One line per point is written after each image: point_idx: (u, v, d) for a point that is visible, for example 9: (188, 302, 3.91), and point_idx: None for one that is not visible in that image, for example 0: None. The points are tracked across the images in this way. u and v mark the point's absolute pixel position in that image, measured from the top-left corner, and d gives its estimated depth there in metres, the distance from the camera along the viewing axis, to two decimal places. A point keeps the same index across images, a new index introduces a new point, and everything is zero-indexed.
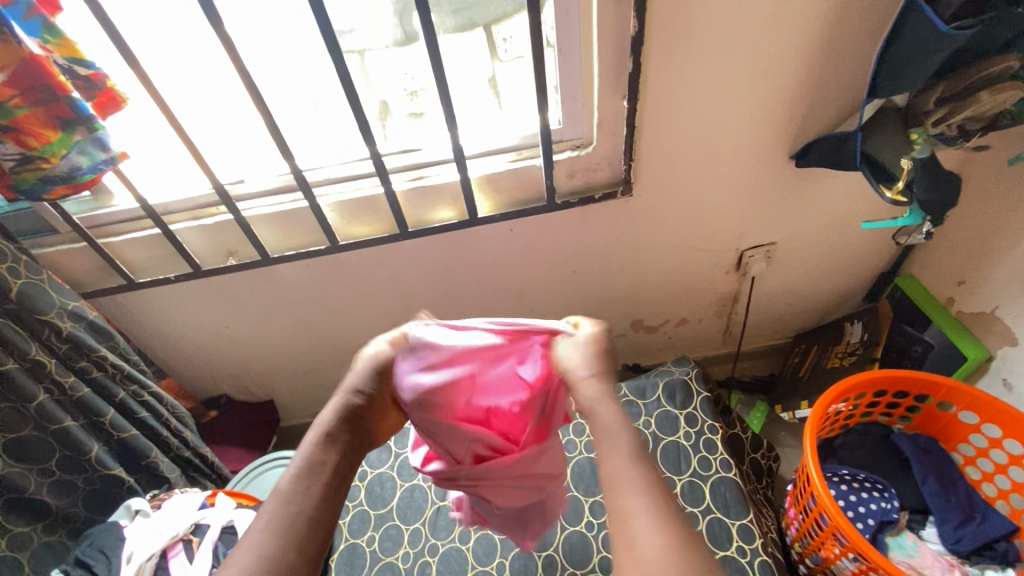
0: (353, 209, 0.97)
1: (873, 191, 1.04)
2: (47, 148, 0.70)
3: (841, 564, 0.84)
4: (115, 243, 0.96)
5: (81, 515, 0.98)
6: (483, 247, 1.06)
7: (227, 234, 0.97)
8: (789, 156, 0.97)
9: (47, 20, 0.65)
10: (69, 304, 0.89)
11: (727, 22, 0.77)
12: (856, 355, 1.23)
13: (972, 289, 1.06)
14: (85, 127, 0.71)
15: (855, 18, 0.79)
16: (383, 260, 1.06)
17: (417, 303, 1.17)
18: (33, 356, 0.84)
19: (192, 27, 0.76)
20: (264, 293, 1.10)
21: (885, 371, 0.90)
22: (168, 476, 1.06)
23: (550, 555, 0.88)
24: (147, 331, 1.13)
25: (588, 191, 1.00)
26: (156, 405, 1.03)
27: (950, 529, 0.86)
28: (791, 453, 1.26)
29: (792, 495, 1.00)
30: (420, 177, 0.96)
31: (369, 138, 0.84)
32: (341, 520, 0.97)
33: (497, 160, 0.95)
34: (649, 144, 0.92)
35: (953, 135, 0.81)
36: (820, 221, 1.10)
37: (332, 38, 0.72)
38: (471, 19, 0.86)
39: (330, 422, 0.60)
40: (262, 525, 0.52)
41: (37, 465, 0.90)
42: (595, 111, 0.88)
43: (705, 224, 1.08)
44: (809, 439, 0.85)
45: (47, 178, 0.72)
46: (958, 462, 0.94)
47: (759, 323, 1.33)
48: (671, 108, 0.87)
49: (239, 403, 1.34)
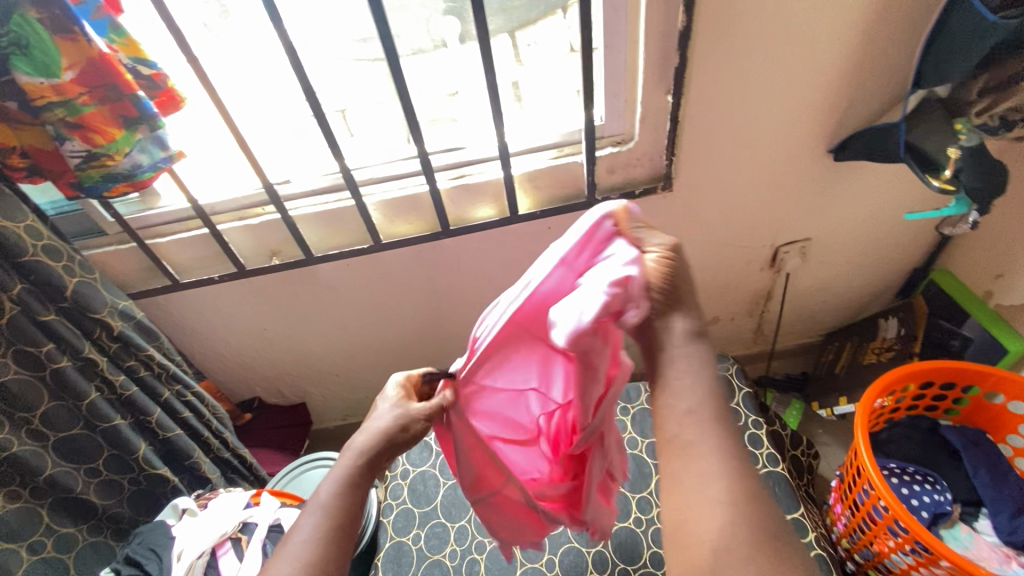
0: (397, 208, 0.99)
1: (910, 185, 1.05)
2: (112, 145, 0.71)
3: (896, 558, 0.83)
4: (162, 244, 0.97)
5: (126, 516, 0.99)
6: (521, 244, 1.07)
7: (271, 234, 0.98)
8: (827, 151, 0.98)
9: (114, 20, 0.67)
10: (119, 303, 0.90)
11: (773, 18, 0.79)
12: (894, 351, 1.21)
13: (1011, 282, 1.07)
14: (147, 125, 0.73)
15: (901, 12, 0.80)
16: (423, 260, 1.07)
17: (453, 303, 1.17)
18: (85, 354, 0.84)
19: (256, 37, 0.81)
20: (303, 294, 1.10)
21: (928, 363, 0.89)
22: (210, 477, 1.06)
23: (600, 551, 0.88)
24: (186, 333, 1.14)
25: (627, 187, 1.01)
26: (198, 405, 1.03)
27: (1005, 521, 0.85)
28: (828, 451, 1.25)
29: (837, 491, 0.99)
30: (462, 175, 0.98)
31: (416, 136, 0.86)
32: (385, 518, 0.98)
33: (538, 157, 0.97)
34: (689, 140, 0.93)
35: (994, 125, 0.81)
36: (856, 216, 1.10)
37: (388, 42, 0.75)
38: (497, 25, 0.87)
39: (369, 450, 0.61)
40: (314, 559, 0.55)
41: (85, 465, 0.90)
42: (638, 107, 0.89)
43: (741, 220, 1.08)
44: (861, 432, 0.85)
45: (110, 176, 0.74)
46: (1008, 454, 0.93)
47: (791, 321, 1.33)
48: (715, 105, 0.89)
49: (271, 407, 1.34)
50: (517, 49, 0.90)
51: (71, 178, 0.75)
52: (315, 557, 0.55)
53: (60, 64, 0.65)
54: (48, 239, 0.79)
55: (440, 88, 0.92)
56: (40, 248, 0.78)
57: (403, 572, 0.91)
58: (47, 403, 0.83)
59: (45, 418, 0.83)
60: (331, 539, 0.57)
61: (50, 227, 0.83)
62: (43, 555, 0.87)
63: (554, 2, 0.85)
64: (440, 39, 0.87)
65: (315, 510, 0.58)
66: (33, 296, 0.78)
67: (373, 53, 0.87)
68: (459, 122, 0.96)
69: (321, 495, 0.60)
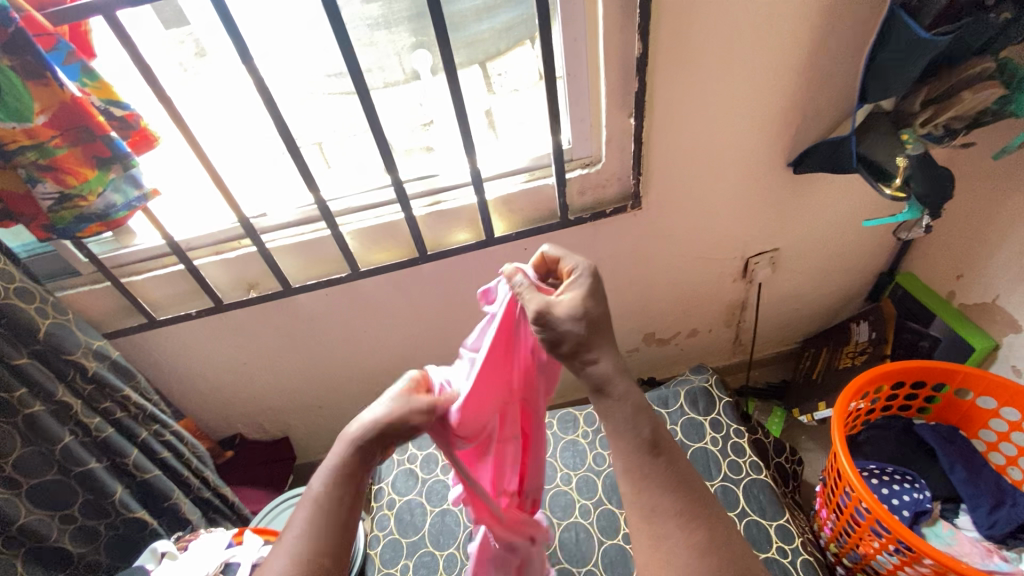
0: (373, 236, 1.00)
1: (867, 193, 1.10)
2: (84, 186, 0.72)
3: (882, 559, 0.84)
4: (138, 281, 0.97)
5: (103, 563, 0.96)
6: (499, 267, 1.08)
7: (249, 267, 0.99)
8: (787, 164, 1.02)
9: (86, 65, 0.69)
10: (94, 343, 0.89)
11: (723, 44, 0.83)
12: (867, 353, 1.24)
13: (971, 282, 1.11)
14: (120, 164, 0.73)
15: (843, 33, 0.85)
16: (402, 286, 1.08)
17: (434, 328, 1.17)
18: (59, 398, 0.83)
19: (232, 78, 0.84)
20: (283, 326, 1.09)
21: (896, 363, 0.92)
22: (190, 517, 1.04)
23: (590, 571, 0.88)
24: (163, 371, 1.12)
25: (599, 207, 1.04)
26: (177, 444, 1.01)
27: (983, 515, 0.87)
28: (812, 456, 1.27)
29: (822, 496, 1.00)
30: (437, 202, 1.00)
31: (391, 166, 0.88)
32: (371, 550, 0.96)
33: (508, 182, 0.99)
34: (655, 160, 0.97)
35: (939, 135, 0.86)
36: (819, 226, 1.14)
37: (360, 79, 0.78)
38: (467, 58, 0.90)
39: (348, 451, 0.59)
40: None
41: (59, 512, 0.87)
42: (603, 129, 0.93)
43: (711, 235, 1.12)
44: (838, 434, 0.86)
45: (83, 217, 0.75)
46: (982, 449, 0.96)
47: (767, 329, 1.36)
48: (676, 126, 0.93)
49: (253, 442, 1.32)
50: (485, 81, 0.94)
51: (44, 220, 0.75)
52: None
53: (32, 108, 0.66)
54: (20, 281, 0.79)
55: (411, 119, 0.95)
56: (12, 291, 0.77)
57: None
58: (20, 448, 0.81)
59: (18, 464, 0.81)
60: (330, 529, 0.57)
61: (23, 268, 0.82)
62: None
63: (521, 34, 0.89)
64: (411, 72, 0.90)
65: (293, 529, 0.57)
66: (5, 340, 0.77)
67: (345, 87, 0.89)
68: (433, 151, 0.99)
69: (301, 508, 0.58)
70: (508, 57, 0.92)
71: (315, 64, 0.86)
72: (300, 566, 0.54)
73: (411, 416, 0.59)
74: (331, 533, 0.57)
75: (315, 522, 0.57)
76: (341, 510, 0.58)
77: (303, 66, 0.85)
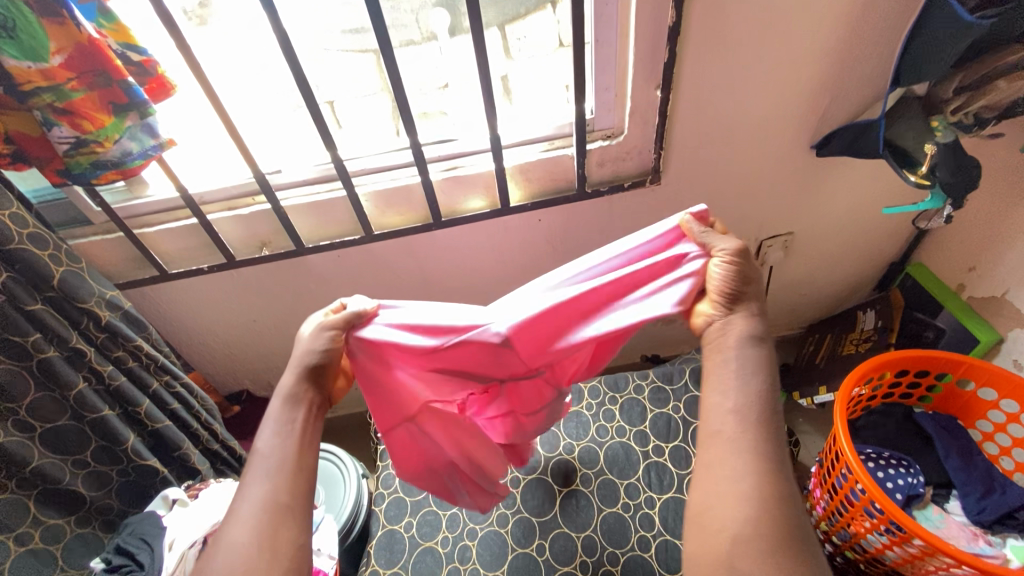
0: (387, 199, 0.99)
1: (888, 179, 1.08)
2: (101, 132, 0.71)
3: (872, 539, 0.87)
4: (149, 233, 0.96)
5: (114, 507, 0.97)
6: (512, 237, 1.08)
7: (262, 224, 0.98)
8: (811, 146, 1.00)
9: (103, 5, 0.67)
10: (106, 293, 0.89)
11: (758, 16, 0.81)
12: (872, 341, 1.24)
13: (984, 275, 1.11)
14: (136, 112, 0.72)
15: (883, 9, 0.82)
16: (413, 251, 1.07)
17: (443, 295, 1.18)
18: (72, 344, 0.83)
19: (250, 27, 0.81)
20: (293, 285, 1.09)
21: (905, 351, 0.92)
22: (199, 468, 1.06)
23: (589, 536, 0.90)
24: (174, 325, 1.13)
25: (617, 180, 1.02)
26: (187, 396, 1.03)
27: (974, 501, 0.89)
28: (808, 439, 1.29)
29: (817, 476, 1.03)
30: (454, 167, 0.98)
31: (409, 129, 0.86)
32: (376, 507, 0.99)
33: (529, 150, 0.98)
34: (677, 135, 0.95)
35: (970, 123, 0.83)
36: (837, 210, 1.13)
37: (382, 36, 0.75)
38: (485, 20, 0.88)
39: (294, 388, 0.67)
40: (254, 526, 0.56)
41: (73, 456, 0.89)
42: (628, 101, 0.90)
43: (727, 215, 1.11)
44: (839, 418, 0.88)
45: (98, 164, 0.73)
46: (977, 439, 0.97)
47: (774, 313, 1.37)
48: (702, 100, 0.90)
49: (260, 398, 1.35)
50: (507, 45, 0.91)
51: (59, 165, 0.75)
52: (263, 521, 0.57)
53: (47, 48, 0.64)
54: (34, 227, 0.78)
55: (429, 81, 0.93)
56: (26, 237, 0.77)
57: (396, 559, 0.92)
58: (34, 393, 0.82)
59: (32, 407, 0.82)
60: (292, 474, 0.61)
61: (35, 214, 0.81)
62: (30, 547, 0.84)
63: None
64: (431, 32, 0.87)
65: (263, 456, 0.62)
66: (19, 284, 0.77)
67: (364, 45, 0.88)
68: (449, 116, 0.97)
69: (261, 440, 0.64)
70: (529, 20, 0.89)
71: (334, 15, 0.83)
72: (282, 480, 0.60)
73: (315, 344, 0.69)
74: (295, 443, 0.64)
75: (268, 484, 0.60)
76: (297, 442, 0.64)
77: (322, 17, 0.83)
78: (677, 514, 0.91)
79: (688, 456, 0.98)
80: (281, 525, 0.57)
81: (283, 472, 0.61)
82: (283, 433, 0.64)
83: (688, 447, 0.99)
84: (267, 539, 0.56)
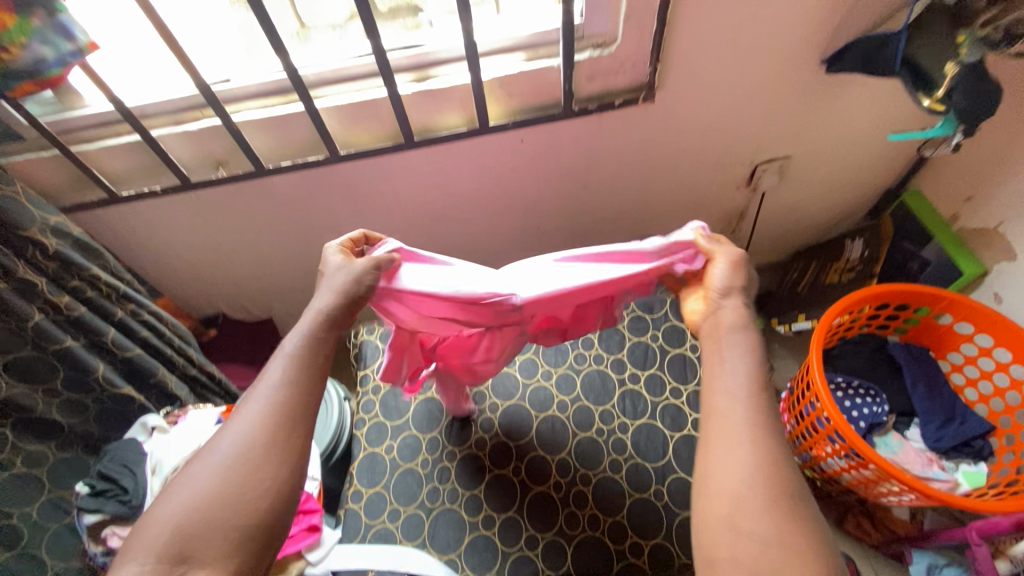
0: (353, 115, 0.90)
1: (899, 100, 1.00)
2: (4, 35, 0.60)
3: (831, 461, 0.92)
4: (90, 151, 0.87)
5: (94, 433, 0.97)
6: (491, 159, 1.00)
7: (216, 141, 0.89)
8: (821, 60, 0.91)
9: None
10: (51, 219, 0.83)
11: None
12: (855, 270, 1.23)
13: (979, 206, 1.07)
14: (42, 9, 0.61)
15: None
16: (385, 173, 1.00)
17: (420, 219, 1.12)
18: (20, 276, 0.79)
19: None
20: (258, 208, 1.03)
21: (890, 285, 0.91)
22: (178, 394, 1.06)
23: (564, 458, 0.93)
24: (135, 249, 1.07)
25: (606, 97, 0.93)
26: (157, 324, 1.00)
27: (933, 429, 0.93)
28: (781, 363, 1.33)
29: (786, 401, 1.06)
30: (425, 78, 0.88)
31: (371, 32, 0.75)
32: (358, 431, 1.01)
33: (509, 59, 0.87)
34: (675, 44, 0.85)
35: (997, 38, 0.74)
36: (839, 133, 1.06)
37: None
38: None
39: (328, 310, 0.63)
40: (233, 455, 0.53)
41: (42, 386, 0.88)
42: (622, 3, 0.79)
43: (723, 137, 1.03)
44: (815, 351, 0.88)
45: (10, 73, 0.65)
46: (946, 369, 1.00)
47: (761, 239, 1.34)
48: (706, 4, 0.79)
49: (237, 322, 1.34)
50: None
51: None
52: (253, 451, 0.53)
53: None
54: None
55: None
56: None
57: (377, 480, 0.95)
58: None
59: None
60: (292, 402, 0.56)
61: None
62: (13, 471, 0.86)
63: None
64: None
65: (273, 376, 0.58)
66: None
67: None
68: None
69: (284, 346, 0.61)
70: None
71: None
72: (276, 413, 0.55)
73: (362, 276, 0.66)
74: (306, 377, 0.59)
75: (268, 406, 0.55)
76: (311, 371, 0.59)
77: None
78: (649, 437, 0.94)
79: (663, 384, 0.99)
80: (268, 460, 0.53)
81: (283, 402, 0.56)
82: (307, 356, 0.60)
83: (664, 376, 1.00)
84: (279, 444, 0.54)
